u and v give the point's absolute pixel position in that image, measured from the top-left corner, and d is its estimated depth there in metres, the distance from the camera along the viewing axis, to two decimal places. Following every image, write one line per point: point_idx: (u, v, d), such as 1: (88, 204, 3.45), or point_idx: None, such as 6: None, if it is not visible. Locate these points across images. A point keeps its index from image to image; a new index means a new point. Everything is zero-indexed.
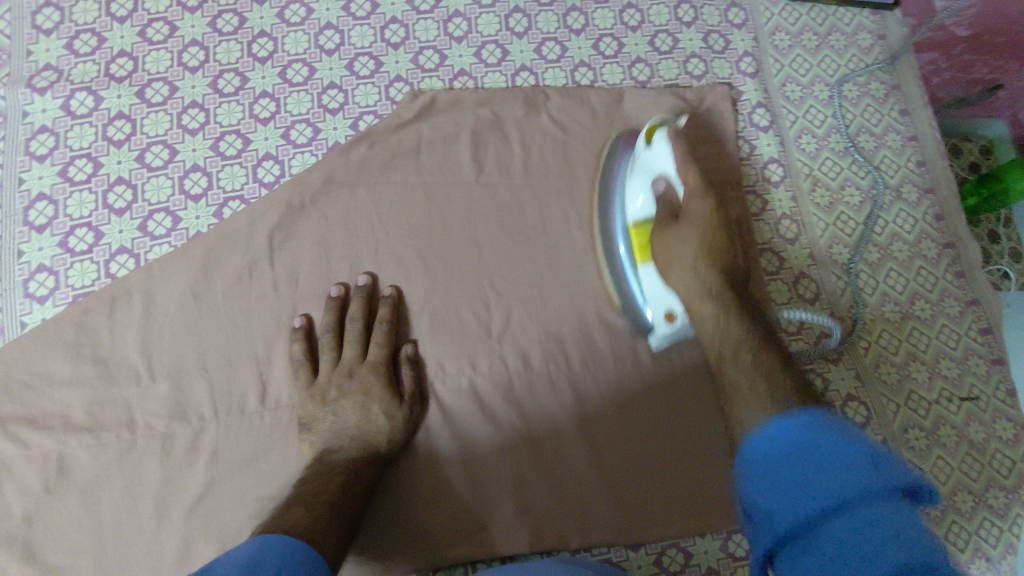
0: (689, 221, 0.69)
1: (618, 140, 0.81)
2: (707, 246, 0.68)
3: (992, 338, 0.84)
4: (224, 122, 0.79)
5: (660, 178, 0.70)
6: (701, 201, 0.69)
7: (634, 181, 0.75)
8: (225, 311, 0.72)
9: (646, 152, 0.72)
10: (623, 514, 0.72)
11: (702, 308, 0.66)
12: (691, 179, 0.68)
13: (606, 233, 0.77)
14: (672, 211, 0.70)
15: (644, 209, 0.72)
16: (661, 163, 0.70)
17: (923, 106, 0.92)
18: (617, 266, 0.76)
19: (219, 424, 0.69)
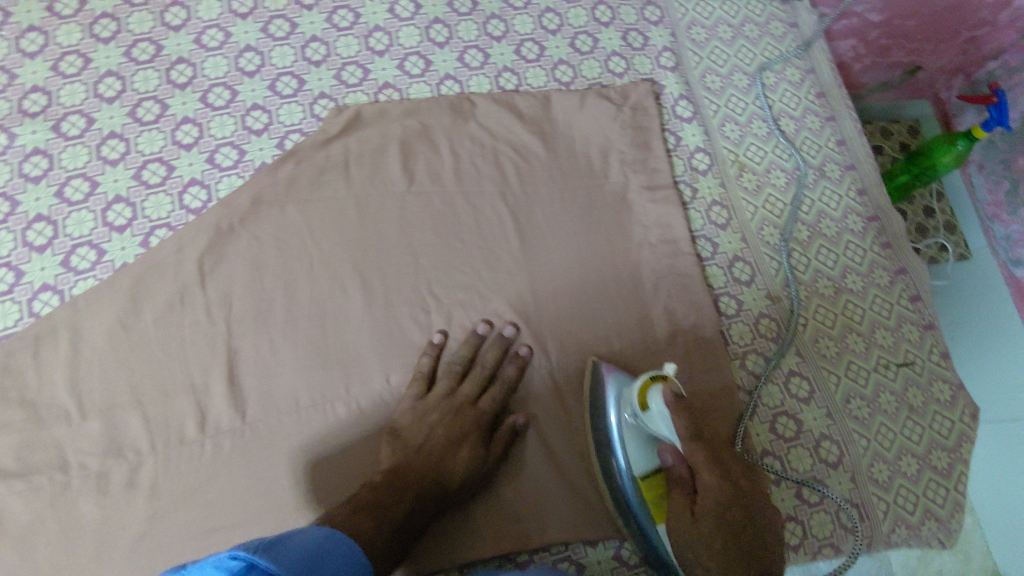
0: (704, 497, 0.59)
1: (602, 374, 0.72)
2: (726, 514, 0.57)
3: (921, 304, 0.87)
4: (145, 151, 0.78)
5: (665, 448, 0.64)
6: (706, 473, 0.59)
7: (632, 441, 0.67)
8: (158, 341, 0.71)
9: (642, 418, 0.66)
10: (578, 509, 0.72)
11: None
12: (692, 449, 0.61)
13: (605, 468, 0.69)
14: (684, 488, 0.62)
15: (651, 465, 0.66)
16: (664, 431, 0.64)
17: (837, 88, 0.96)
18: (629, 515, 0.67)
19: (157, 456, 0.67)
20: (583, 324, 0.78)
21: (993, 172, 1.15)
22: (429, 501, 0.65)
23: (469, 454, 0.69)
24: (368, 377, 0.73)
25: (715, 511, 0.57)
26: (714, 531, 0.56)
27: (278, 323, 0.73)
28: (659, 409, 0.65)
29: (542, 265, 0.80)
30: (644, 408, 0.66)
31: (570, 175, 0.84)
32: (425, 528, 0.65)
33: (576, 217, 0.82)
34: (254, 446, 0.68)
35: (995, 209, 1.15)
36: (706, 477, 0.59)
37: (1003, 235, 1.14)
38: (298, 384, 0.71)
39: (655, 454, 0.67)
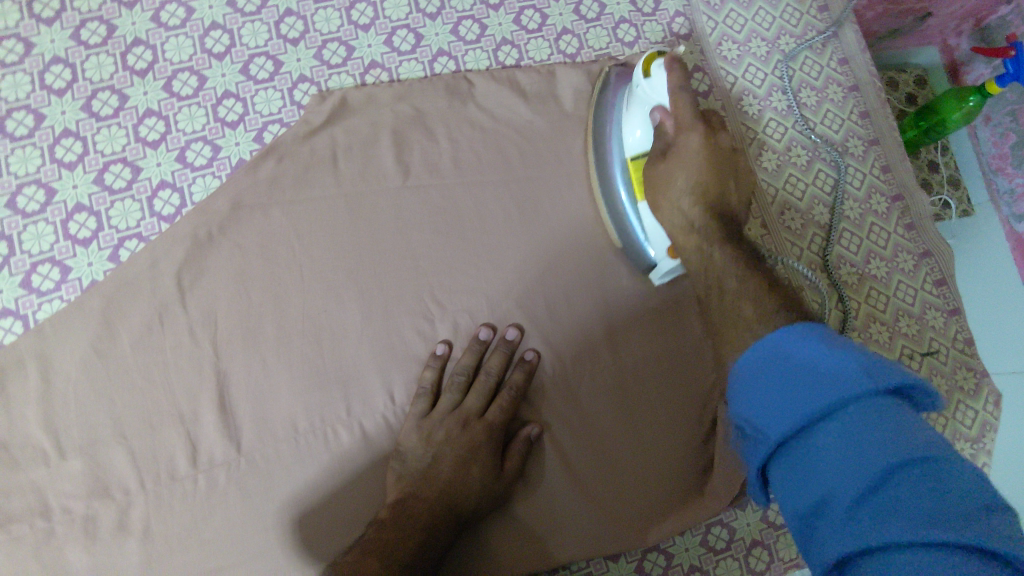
0: (680, 152, 0.62)
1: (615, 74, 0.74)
2: (699, 172, 0.61)
3: (947, 288, 0.83)
4: (106, 150, 0.69)
5: (654, 107, 0.64)
6: (692, 132, 0.61)
7: (630, 117, 0.68)
8: (138, 369, 0.65)
9: (642, 86, 0.65)
10: (599, 522, 0.69)
11: (688, 240, 0.62)
12: (682, 114, 0.61)
13: (602, 152, 0.72)
14: (663, 146, 0.63)
15: (640, 145, 0.67)
16: (658, 95, 0.64)
17: (861, 53, 0.88)
18: (615, 197, 0.71)
19: (148, 495, 0.62)
20: (597, 328, 0.73)
21: (1000, 124, 1.09)
22: (443, 525, 0.62)
23: (480, 471, 0.65)
24: (370, 395, 0.67)
25: (692, 168, 0.61)
26: (688, 188, 0.62)
27: (269, 341, 0.67)
28: (657, 76, 0.63)
29: (553, 263, 0.74)
30: (645, 76, 0.65)
31: (580, 159, 0.76)
32: (441, 554, 0.62)
33: (587, 208, 0.75)
34: (251, 480, 0.63)
35: (1000, 163, 1.10)
36: (688, 147, 0.61)
37: (1007, 189, 1.09)
38: (295, 408, 0.66)
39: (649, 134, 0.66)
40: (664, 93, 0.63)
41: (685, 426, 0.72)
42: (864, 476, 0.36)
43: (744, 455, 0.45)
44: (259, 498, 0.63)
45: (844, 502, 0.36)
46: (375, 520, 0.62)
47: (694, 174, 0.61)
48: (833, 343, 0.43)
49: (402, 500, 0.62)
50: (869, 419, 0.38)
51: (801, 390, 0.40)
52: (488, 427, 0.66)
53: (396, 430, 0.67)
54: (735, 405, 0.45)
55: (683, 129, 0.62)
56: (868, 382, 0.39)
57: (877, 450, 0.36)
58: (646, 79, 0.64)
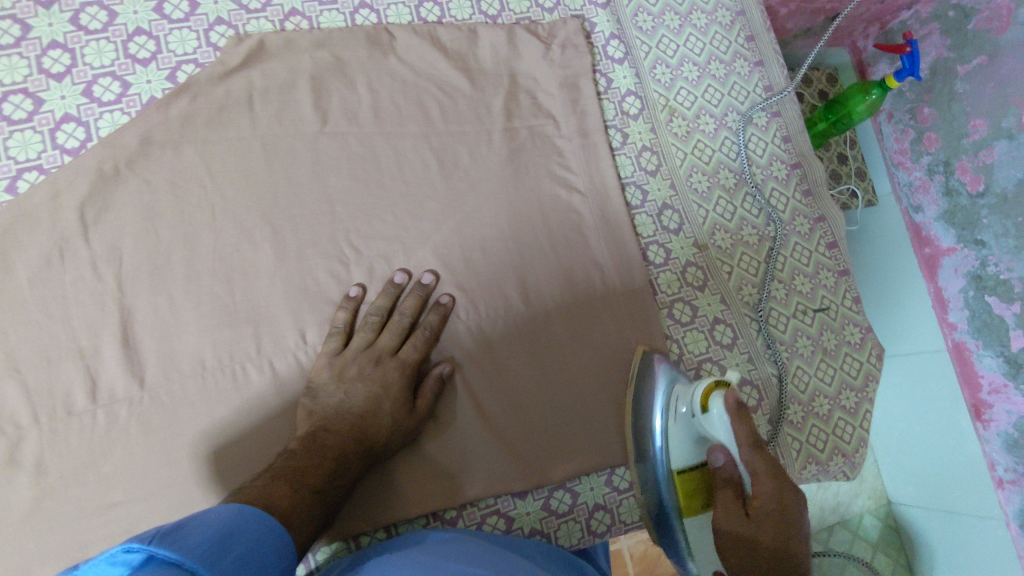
0: (753, 508, 0.60)
1: (651, 364, 0.74)
2: (769, 530, 0.58)
3: (838, 251, 0.90)
4: (5, 80, 0.67)
5: (717, 447, 0.65)
6: (767, 491, 0.59)
7: (676, 431, 0.68)
8: (34, 302, 0.63)
9: (699, 416, 0.65)
10: (507, 461, 0.71)
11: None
12: (750, 459, 0.59)
13: (641, 432, 0.72)
14: (733, 494, 0.63)
15: (689, 466, 0.67)
16: (719, 435, 0.64)
17: (765, 32, 0.94)
18: (653, 488, 0.71)
19: (42, 430, 0.61)
20: (510, 278, 0.75)
21: (900, 121, 1.18)
22: (353, 458, 0.63)
23: (392, 407, 0.66)
24: (281, 334, 0.68)
25: (762, 535, 0.58)
26: (755, 544, 0.58)
27: (178, 279, 0.66)
28: (718, 413, 0.63)
29: (470, 211, 0.76)
30: (705, 410, 0.65)
31: (498, 116, 0.79)
32: (350, 486, 0.63)
33: (504, 163, 0.78)
34: (154, 414, 0.63)
35: (900, 157, 1.18)
36: (760, 470, 0.59)
37: (906, 182, 1.17)
38: (203, 345, 0.65)
39: (701, 451, 0.68)
40: (724, 432, 0.63)
41: (591, 370, 0.75)
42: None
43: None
44: (162, 432, 0.62)
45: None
46: (284, 451, 0.62)
47: (761, 552, 0.58)
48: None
49: (312, 433, 0.63)
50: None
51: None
52: (402, 363, 0.68)
53: (307, 368, 0.67)
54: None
55: (760, 480, 0.59)
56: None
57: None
58: (704, 415, 0.65)
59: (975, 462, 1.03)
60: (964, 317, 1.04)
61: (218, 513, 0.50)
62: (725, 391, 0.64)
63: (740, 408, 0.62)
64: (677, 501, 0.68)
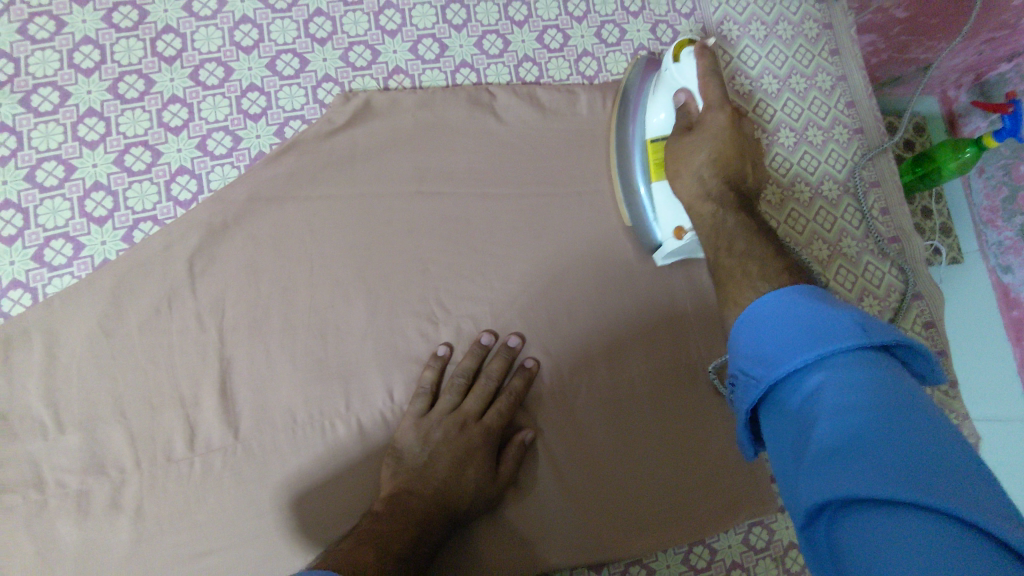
0: (705, 130, 0.70)
1: (636, 61, 0.80)
2: (720, 152, 0.70)
3: (936, 331, 0.85)
4: (128, 132, 0.70)
5: (682, 90, 0.72)
6: (717, 113, 0.70)
7: (655, 98, 0.75)
8: (143, 350, 0.65)
9: (671, 70, 0.73)
10: (584, 531, 0.70)
11: (704, 207, 0.70)
12: (710, 91, 0.70)
13: (620, 125, 0.77)
14: (687, 122, 0.71)
15: (664, 126, 0.73)
16: (686, 78, 0.72)
17: (867, 99, 0.91)
18: (628, 160, 0.75)
19: (142, 474, 0.63)
20: (594, 345, 0.74)
21: (992, 178, 1.11)
22: (435, 525, 0.63)
23: (475, 472, 0.66)
24: (370, 392, 0.68)
25: (712, 150, 0.70)
26: (713, 152, 0.70)
27: (275, 332, 0.68)
28: (688, 59, 0.71)
29: (559, 275, 0.75)
30: (676, 60, 0.73)
31: (591, 177, 0.78)
32: (431, 553, 0.63)
33: (594, 225, 0.77)
34: (247, 466, 0.64)
35: (990, 215, 1.12)
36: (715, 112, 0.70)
37: (995, 241, 1.12)
38: (295, 400, 0.67)
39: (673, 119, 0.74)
40: (691, 79, 0.72)
41: (669, 441, 0.74)
42: (894, 457, 0.38)
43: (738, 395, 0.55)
44: (253, 484, 0.64)
45: (823, 434, 0.43)
46: (368, 513, 0.63)
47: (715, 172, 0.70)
48: (825, 300, 0.52)
49: (395, 495, 0.63)
50: (855, 369, 0.45)
51: (805, 337, 0.49)
52: (485, 429, 0.68)
53: (393, 427, 0.68)
54: (737, 349, 0.55)
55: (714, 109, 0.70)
56: (859, 335, 0.47)
57: (861, 402, 0.42)
58: (676, 63, 0.72)
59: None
60: None
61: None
62: (697, 44, 0.72)
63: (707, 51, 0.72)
64: (648, 166, 0.73)
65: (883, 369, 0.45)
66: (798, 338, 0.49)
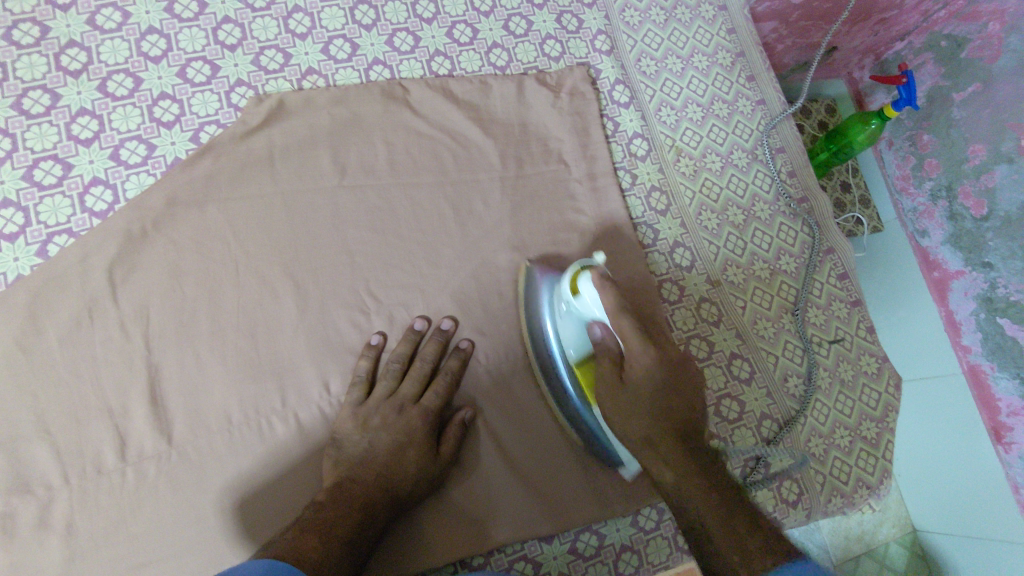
0: (634, 384, 0.60)
1: (531, 271, 0.74)
2: (661, 404, 0.59)
3: (849, 282, 0.91)
4: (36, 148, 0.69)
5: (593, 324, 0.63)
6: (644, 359, 0.59)
7: (564, 327, 0.67)
8: (65, 363, 0.64)
9: (573, 304, 0.64)
10: (532, 505, 0.71)
11: (655, 466, 0.58)
12: (627, 332, 0.60)
13: (541, 355, 0.71)
14: (613, 363, 0.62)
15: (583, 353, 0.66)
16: (594, 312, 0.63)
17: (765, 72, 0.97)
18: (557, 381, 0.69)
19: (72, 490, 0.61)
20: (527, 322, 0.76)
21: (901, 149, 1.18)
22: (380, 508, 0.63)
23: (416, 453, 0.66)
24: (305, 386, 0.68)
25: (654, 408, 0.59)
26: (653, 420, 0.58)
27: (203, 335, 0.67)
28: (588, 296, 0.62)
29: (486, 257, 0.77)
30: (575, 295, 0.64)
31: (510, 162, 0.81)
32: (378, 535, 0.62)
33: (517, 206, 0.80)
34: (183, 471, 0.63)
35: (903, 183, 1.18)
36: (630, 332, 0.60)
37: (910, 208, 1.16)
38: (229, 401, 0.66)
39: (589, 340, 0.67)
40: (598, 309, 0.63)
41: None
42: None
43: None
44: (189, 488, 0.62)
45: None
46: (311, 503, 0.62)
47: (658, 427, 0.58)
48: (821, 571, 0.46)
49: (338, 484, 0.63)
50: None
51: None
52: (424, 411, 0.68)
53: (332, 419, 0.68)
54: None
55: (632, 342, 0.60)
56: None
57: None
58: (577, 300, 0.64)
59: (997, 487, 0.98)
60: (977, 340, 1.02)
61: (249, 569, 0.50)
62: (590, 271, 0.63)
63: (605, 282, 0.62)
64: (586, 399, 0.66)
65: None
66: None
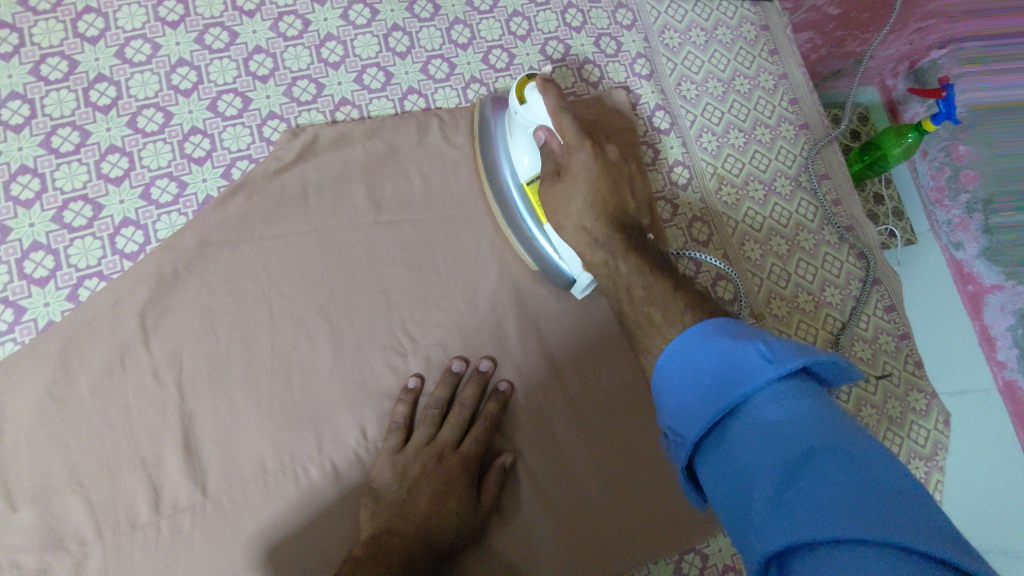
0: (573, 178, 0.65)
1: (485, 98, 0.76)
2: (593, 196, 0.65)
3: (897, 314, 0.87)
4: (65, 187, 0.67)
5: (537, 130, 0.65)
6: (580, 153, 0.65)
7: (515, 143, 0.69)
8: (98, 413, 0.62)
9: (519, 114, 0.66)
10: (572, 554, 0.68)
11: (596, 257, 0.64)
12: (567, 130, 0.64)
13: (493, 178, 0.73)
14: (554, 163, 0.65)
15: (534, 170, 0.68)
16: (539, 117, 0.65)
17: (809, 95, 0.93)
18: (510, 206, 0.71)
19: (106, 545, 0.59)
20: (568, 362, 0.74)
21: (935, 159, 1.11)
22: (421, 563, 0.60)
23: (457, 504, 0.64)
24: (342, 433, 0.66)
25: (587, 195, 0.65)
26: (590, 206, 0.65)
27: (237, 380, 0.65)
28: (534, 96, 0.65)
29: (524, 294, 0.74)
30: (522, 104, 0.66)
31: None
32: None
33: None
34: (218, 524, 0.61)
35: (937, 195, 1.13)
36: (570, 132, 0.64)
37: (945, 220, 1.12)
38: (264, 449, 0.64)
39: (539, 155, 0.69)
40: (545, 115, 0.65)
41: (649, 452, 0.73)
42: (774, 451, 0.40)
43: (677, 458, 0.50)
44: (224, 543, 0.60)
45: (758, 480, 0.40)
46: (350, 558, 0.60)
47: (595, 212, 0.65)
48: (737, 334, 0.49)
49: (377, 537, 0.61)
50: (774, 407, 0.42)
51: (715, 386, 0.46)
52: (464, 458, 0.66)
53: (369, 466, 0.66)
54: (663, 414, 0.52)
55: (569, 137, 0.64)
56: (764, 369, 0.44)
57: (757, 399, 0.43)
58: (523, 106, 0.66)
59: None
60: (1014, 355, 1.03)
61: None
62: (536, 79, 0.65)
63: (549, 85, 0.65)
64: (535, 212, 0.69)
65: (801, 395, 0.42)
66: (713, 390, 0.46)
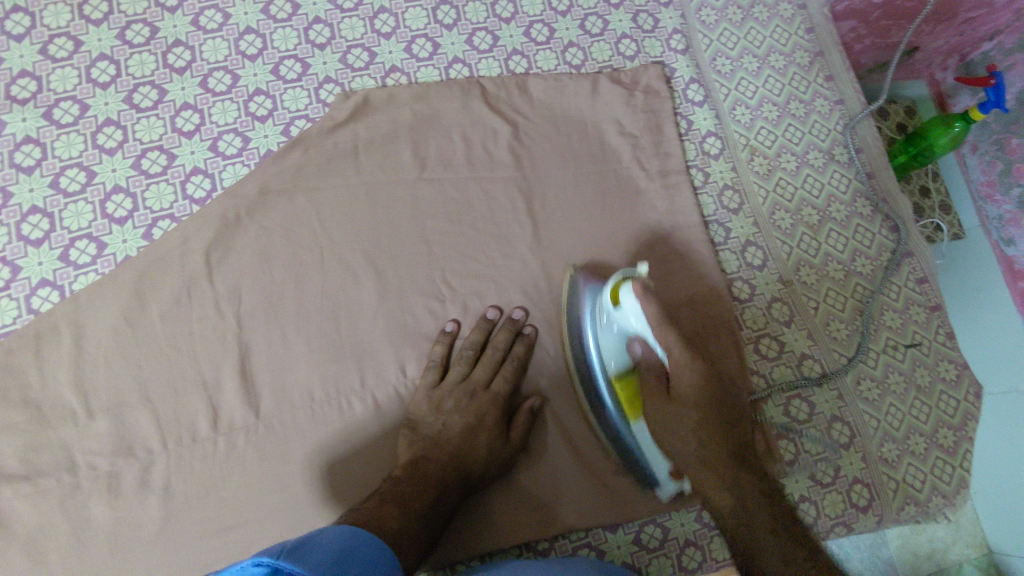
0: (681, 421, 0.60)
1: (570, 275, 0.75)
2: (708, 444, 0.59)
3: (929, 286, 0.87)
4: (144, 138, 0.75)
5: (634, 339, 0.65)
6: (686, 380, 0.59)
7: (603, 341, 0.67)
8: (166, 338, 0.69)
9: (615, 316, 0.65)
10: (595, 494, 0.71)
11: (704, 476, 0.59)
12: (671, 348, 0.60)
13: (578, 363, 0.71)
14: (657, 376, 0.63)
15: (624, 363, 0.66)
16: (634, 324, 0.64)
17: (845, 71, 0.94)
18: (595, 388, 0.69)
19: (170, 454, 0.66)
20: None
21: (986, 153, 1.07)
22: (452, 487, 0.65)
23: (487, 438, 0.68)
24: (382, 368, 0.71)
25: (700, 413, 0.60)
26: (705, 440, 0.60)
27: (289, 315, 0.71)
28: (631, 306, 0.63)
29: (556, 249, 0.78)
30: (616, 305, 0.65)
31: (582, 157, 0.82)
32: (450, 514, 0.64)
33: (589, 202, 0.80)
34: (269, 443, 0.67)
35: (988, 190, 1.07)
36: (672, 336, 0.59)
37: (995, 216, 1.05)
38: (312, 378, 0.69)
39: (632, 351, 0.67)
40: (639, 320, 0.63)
41: None
42: None
43: None
44: (275, 459, 0.66)
45: None
46: (388, 478, 0.64)
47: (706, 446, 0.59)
48: None
49: (413, 461, 0.65)
50: None
51: None
52: (495, 397, 0.70)
53: (407, 400, 0.70)
54: None
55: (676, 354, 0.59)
56: None
57: None
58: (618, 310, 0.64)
59: None
60: None
61: (332, 533, 0.51)
62: (633, 283, 0.63)
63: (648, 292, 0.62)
64: (620, 408, 0.67)
65: None
66: None
